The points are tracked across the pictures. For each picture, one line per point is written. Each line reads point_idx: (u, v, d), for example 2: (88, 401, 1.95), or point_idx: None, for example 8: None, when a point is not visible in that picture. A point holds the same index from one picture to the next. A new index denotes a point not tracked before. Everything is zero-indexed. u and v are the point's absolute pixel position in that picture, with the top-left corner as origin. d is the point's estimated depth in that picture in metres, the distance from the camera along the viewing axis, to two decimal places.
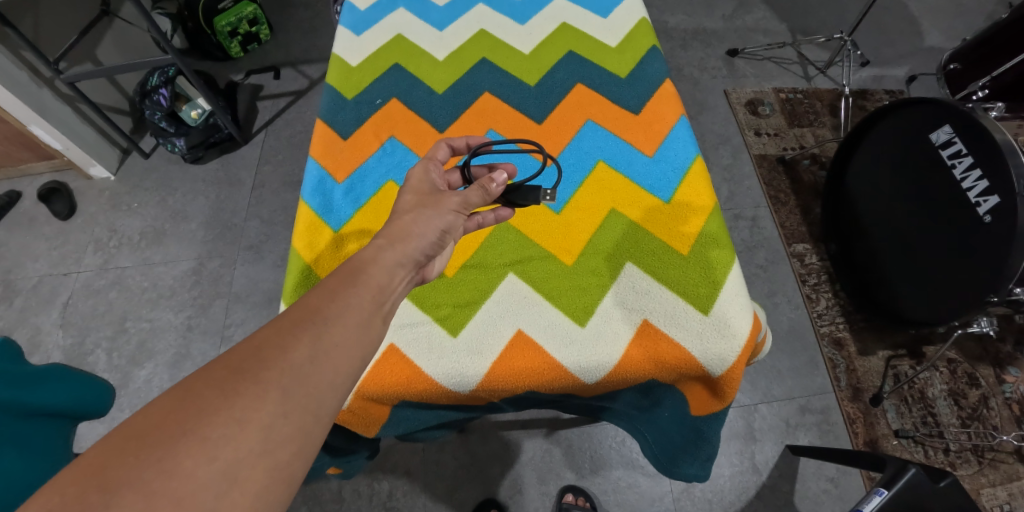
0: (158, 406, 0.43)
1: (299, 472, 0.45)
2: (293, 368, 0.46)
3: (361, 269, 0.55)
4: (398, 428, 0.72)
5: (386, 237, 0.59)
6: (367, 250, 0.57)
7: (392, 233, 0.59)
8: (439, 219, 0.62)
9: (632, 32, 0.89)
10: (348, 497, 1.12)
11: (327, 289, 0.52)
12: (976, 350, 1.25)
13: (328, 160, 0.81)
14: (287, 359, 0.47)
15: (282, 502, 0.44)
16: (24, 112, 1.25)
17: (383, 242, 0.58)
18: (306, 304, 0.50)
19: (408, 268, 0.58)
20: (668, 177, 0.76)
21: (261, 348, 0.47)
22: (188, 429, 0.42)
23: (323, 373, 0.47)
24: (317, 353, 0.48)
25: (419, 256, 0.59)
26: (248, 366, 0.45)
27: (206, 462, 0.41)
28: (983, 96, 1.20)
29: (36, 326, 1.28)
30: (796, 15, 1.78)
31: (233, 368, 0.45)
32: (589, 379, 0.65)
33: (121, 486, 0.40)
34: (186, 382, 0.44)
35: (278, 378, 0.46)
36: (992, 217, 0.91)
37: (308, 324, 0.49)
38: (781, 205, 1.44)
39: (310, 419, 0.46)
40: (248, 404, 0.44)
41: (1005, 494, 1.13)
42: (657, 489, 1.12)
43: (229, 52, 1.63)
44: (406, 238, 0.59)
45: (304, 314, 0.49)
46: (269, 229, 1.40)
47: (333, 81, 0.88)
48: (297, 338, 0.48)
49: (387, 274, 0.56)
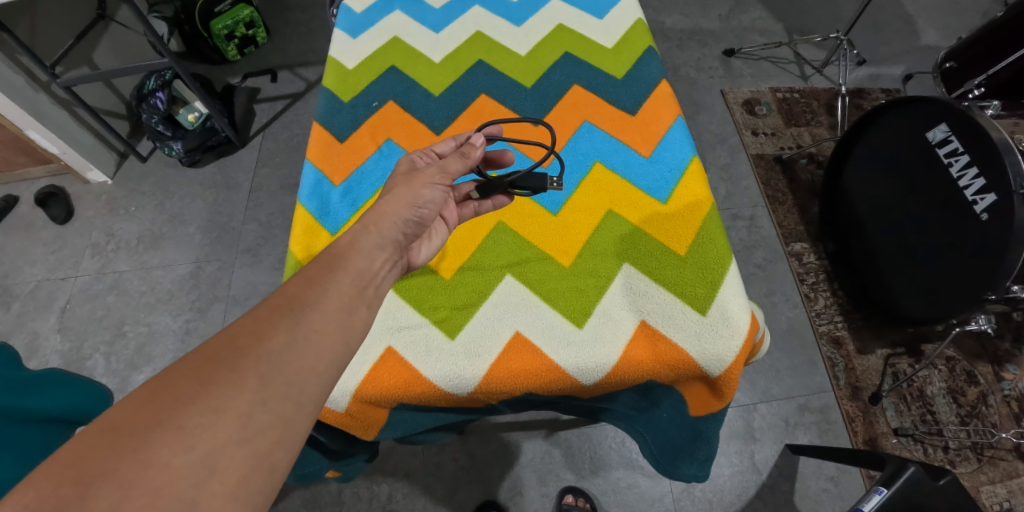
0: (134, 398, 0.43)
1: (282, 461, 0.44)
2: (271, 355, 0.46)
3: (341, 255, 0.55)
4: (397, 431, 0.72)
5: (360, 221, 0.59)
6: (346, 235, 0.58)
7: (369, 215, 0.59)
8: (419, 200, 0.62)
9: (627, 33, 0.89)
10: (347, 500, 1.11)
11: (305, 276, 0.52)
12: (974, 347, 1.25)
13: (325, 163, 0.80)
14: (264, 346, 0.47)
15: (264, 491, 0.43)
16: (21, 116, 1.25)
17: (361, 226, 0.58)
18: (285, 291, 0.51)
19: (388, 250, 0.59)
20: (665, 178, 0.76)
21: (237, 336, 0.47)
22: (165, 418, 0.42)
23: (304, 359, 0.47)
24: (295, 339, 0.48)
25: (398, 238, 0.60)
26: (224, 355, 0.45)
27: (183, 451, 0.41)
28: (979, 94, 1.22)
29: (33, 331, 1.28)
30: (791, 14, 1.79)
31: (209, 357, 0.45)
32: (586, 381, 0.65)
33: (96, 478, 0.39)
34: (159, 374, 0.44)
35: (256, 365, 0.46)
36: (989, 215, 0.91)
37: (286, 311, 0.49)
38: (778, 204, 1.44)
39: (290, 407, 0.46)
40: (226, 393, 0.44)
41: (1004, 492, 1.13)
42: (657, 489, 1.12)
43: (226, 55, 1.63)
44: (380, 220, 0.59)
45: (283, 301, 0.50)
46: (267, 232, 1.40)
47: (328, 83, 0.87)
48: (275, 326, 0.48)
49: (368, 259, 0.56)
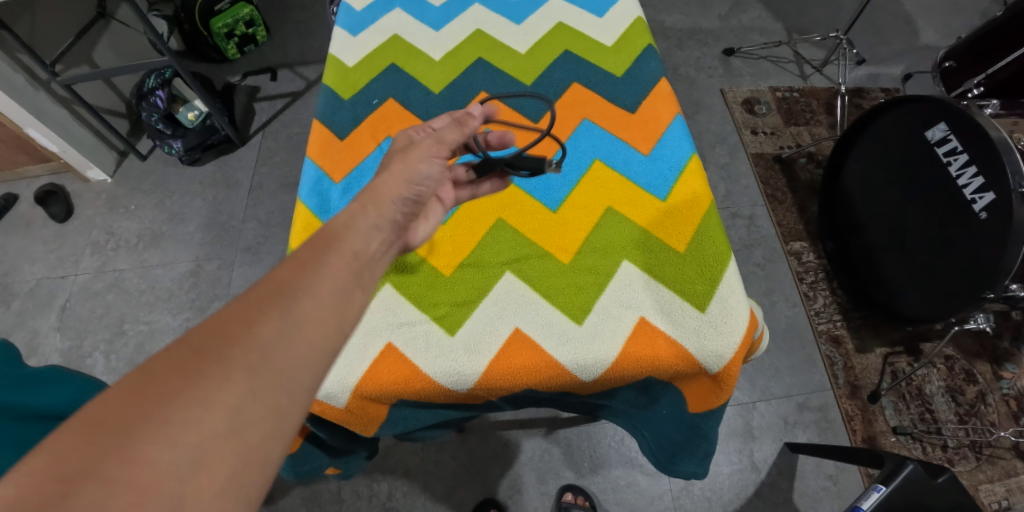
0: (117, 392, 0.41)
1: (274, 453, 0.43)
2: (262, 343, 0.44)
3: (336, 236, 0.54)
4: (397, 427, 0.72)
5: (358, 200, 0.58)
6: (342, 215, 0.56)
7: (367, 195, 0.59)
8: (415, 175, 0.62)
9: (627, 32, 0.89)
10: (348, 498, 1.11)
11: (298, 259, 0.50)
12: (973, 346, 1.26)
13: (325, 160, 0.80)
14: (253, 334, 0.44)
15: (255, 486, 0.42)
16: (21, 115, 1.25)
17: (358, 206, 0.57)
18: (277, 275, 0.49)
19: (386, 230, 0.58)
20: (664, 176, 0.76)
21: (224, 323, 0.45)
22: (149, 413, 0.40)
23: (296, 347, 0.46)
24: (288, 324, 0.46)
25: (395, 217, 0.59)
26: (210, 344, 0.43)
27: (168, 447, 0.39)
28: (978, 93, 1.22)
29: (33, 330, 1.28)
30: (791, 14, 1.79)
31: (195, 347, 0.43)
32: (585, 377, 0.65)
33: (78, 477, 0.38)
34: (142, 365, 0.42)
35: (245, 354, 0.43)
36: (987, 214, 0.92)
37: (277, 296, 0.47)
38: (778, 203, 1.44)
39: (282, 397, 0.44)
40: (213, 384, 0.42)
41: (1003, 490, 1.13)
42: (657, 487, 1.12)
43: (226, 54, 1.63)
44: (378, 200, 0.58)
45: (274, 286, 0.48)
46: (266, 230, 1.40)
47: (329, 81, 0.87)
48: (266, 311, 0.46)
49: (363, 240, 0.55)
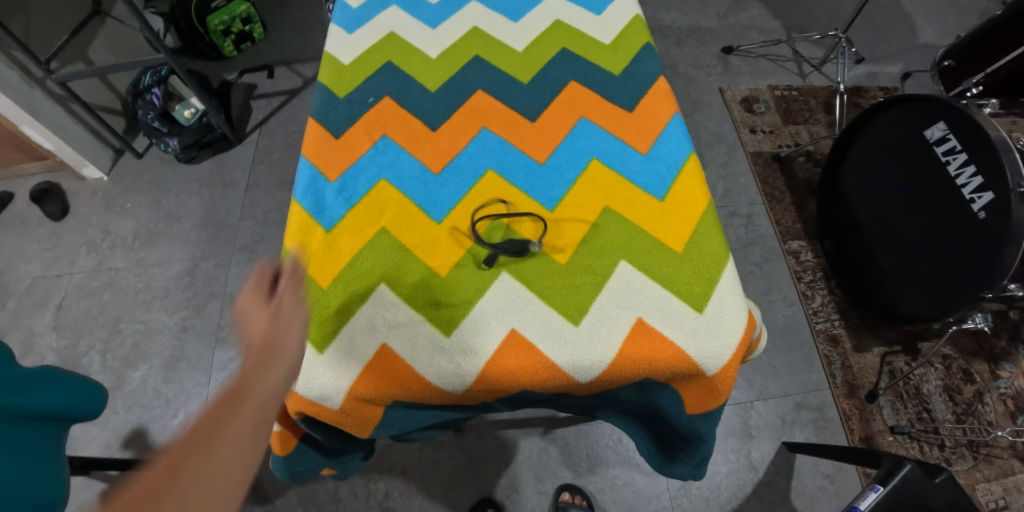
0: None
1: None
2: (209, 473, 0.45)
3: (252, 375, 0.52)
4: (392, 428, 0.71)
5: (250, 358, 0.52)
6: (244, 365, 0.52)
7: (256, 348, 0.53)
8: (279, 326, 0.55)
9: (625, 30, 0.88)
10: (344, 497, 1.11)
11: (225, 394, 0.50)
12: (970, 346, 1.26)
13: (320, 158, 0.79)
14: (196, 466, 0.45)
15: None
16: (16, 113, 1.24)
17: (260, 356, 0.53)
18: (209, 409, 0.48)
19: (279, 379, 0.53)
20: (662, 175, 0.75)
21: (162, 466, 0.44)
22: None
23: (246, 463, 0.47)
24: (230, 447, 0.47)
25: (288, 368, 0.54)
26: (151, 491, 0.43)
27: None
28: (976, 93, 1.22)
29: (29, 329, 1.27)
30: (790, 12, 1.79)
31: (149, 481, 0.44)
32: (582, 378, 0.65)
33: None
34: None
35: (189, 492, 0.44)
36: (986, 213, 0.91)
37: (214, 425, 0.47)
38: (776, 202, 1.44)
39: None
40: None
41: (1000, 489, 1.13)
42: (654, 486, 1.12)
43: (222, 51, 1.62)
44: (262, 356, 0.53)
45: (208, 418, 0.48)
46: (263, 229, 1.40)
47: (324, 79, 0.86)
48: (207, 441, 0.46)
49: (273, 381, 0.52)
